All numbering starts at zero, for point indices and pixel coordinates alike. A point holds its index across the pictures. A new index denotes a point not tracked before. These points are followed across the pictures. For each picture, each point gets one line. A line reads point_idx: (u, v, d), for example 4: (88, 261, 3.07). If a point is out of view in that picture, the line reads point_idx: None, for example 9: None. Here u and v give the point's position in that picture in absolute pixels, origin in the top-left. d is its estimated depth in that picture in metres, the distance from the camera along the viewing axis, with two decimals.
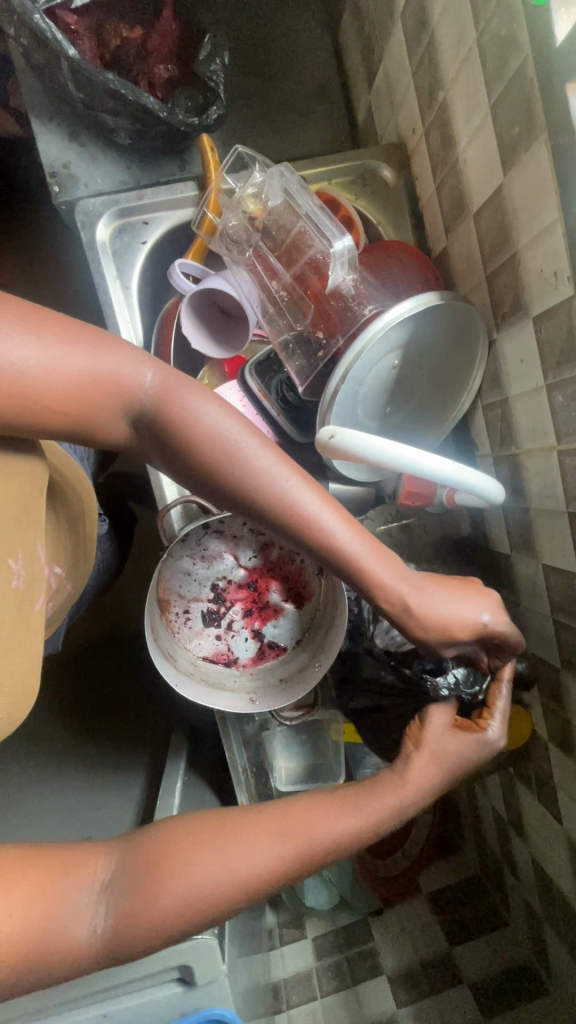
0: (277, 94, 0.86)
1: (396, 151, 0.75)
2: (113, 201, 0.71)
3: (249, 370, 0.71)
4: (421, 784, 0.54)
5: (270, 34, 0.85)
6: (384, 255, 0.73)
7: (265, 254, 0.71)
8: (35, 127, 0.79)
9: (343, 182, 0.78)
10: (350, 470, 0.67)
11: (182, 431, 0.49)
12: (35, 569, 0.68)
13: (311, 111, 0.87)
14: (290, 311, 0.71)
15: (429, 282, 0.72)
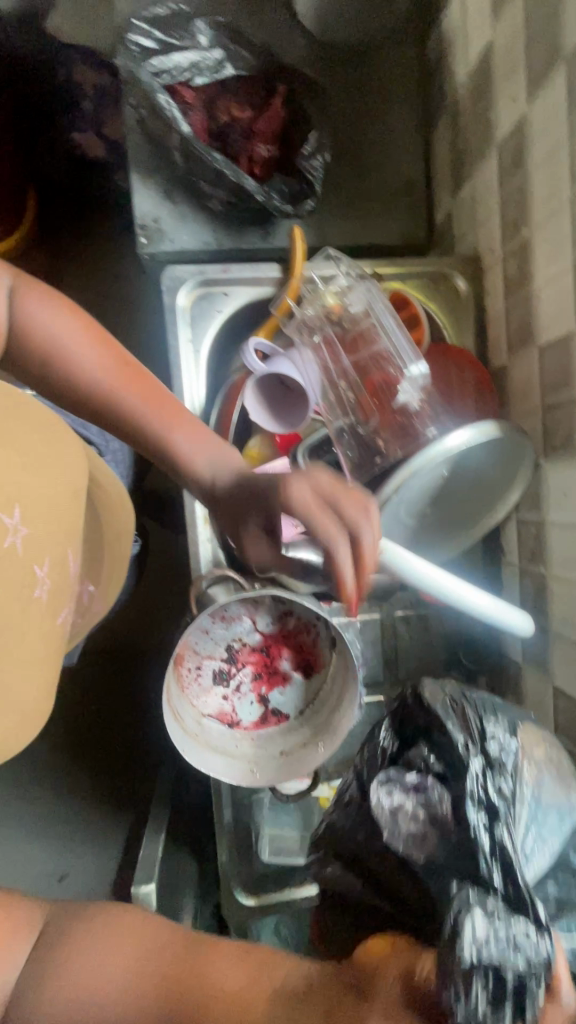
0: (364, 184, 0.90)
1: (471, 264, 0.79)
2: (199, 271, 0.75)
3: (301, 452, 0.74)
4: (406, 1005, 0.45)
5: (367, 124, 0.89)
6: (444, 361, 0.77)
7: (333, 343, 0.75)
8: (133, 180, 0.83)
9: (417, 282, 0.80)
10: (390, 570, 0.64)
11: (47, 337, 0.60)
12: (58, 582, 0.74)
13: (393, 202, 0.91)
14: (349, 402, 0.75)
15: (482, 394, 0.75)
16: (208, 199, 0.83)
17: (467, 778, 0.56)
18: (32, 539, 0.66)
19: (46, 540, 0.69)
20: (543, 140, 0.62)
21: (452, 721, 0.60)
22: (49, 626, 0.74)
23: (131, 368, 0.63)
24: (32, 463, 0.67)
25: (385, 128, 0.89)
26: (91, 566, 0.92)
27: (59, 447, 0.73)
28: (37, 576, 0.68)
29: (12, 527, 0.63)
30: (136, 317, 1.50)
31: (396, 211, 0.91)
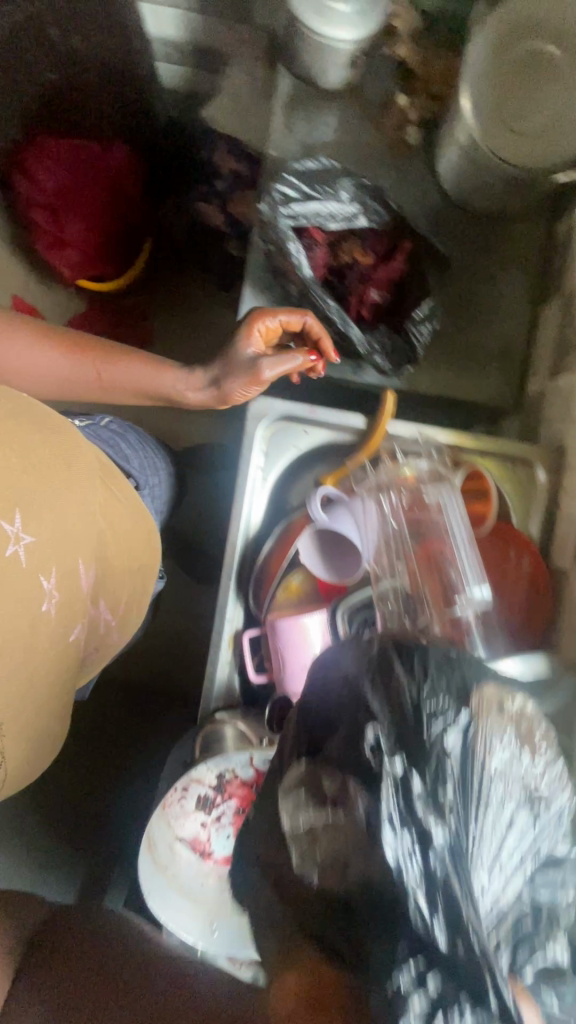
0: (465, 341, 0.90)
1: (553, 457, 0.78)
2: (286, 406, 0.76)
3: (341, 610, 0.73)
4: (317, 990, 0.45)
5: (481, 287, 0.90)
6: (504, 545, 0.76)
7: (400, 512, 0.76)
8: (245, 291, 0.86)
9: (497, 460, 0.79)
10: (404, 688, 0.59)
11: (26, 358, 0.74)
12: (69, 594, 0.74)
13: (490, 363, 0.90)
14: (400, 569, 0.75)
15: (537, 592, 0.74)
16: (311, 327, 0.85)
17: (386, 801, 0.40)
18: (36, 549, 0.68)
19: (53, 547, 0.70)
20: None
21: (383, 709, 0.43)
22: (60, 643, 0.75)
23: (83, 350, 0.78)
24: (42, 478, 0.69)
25: (499, 293, 0.90)
26: (117, 597, 0.92)
27: (68, 456, 0.75)
28: (45, 588, 0.70)
29: (13, 536, 0.65)
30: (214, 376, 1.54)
31: (491, 372, 0.90)
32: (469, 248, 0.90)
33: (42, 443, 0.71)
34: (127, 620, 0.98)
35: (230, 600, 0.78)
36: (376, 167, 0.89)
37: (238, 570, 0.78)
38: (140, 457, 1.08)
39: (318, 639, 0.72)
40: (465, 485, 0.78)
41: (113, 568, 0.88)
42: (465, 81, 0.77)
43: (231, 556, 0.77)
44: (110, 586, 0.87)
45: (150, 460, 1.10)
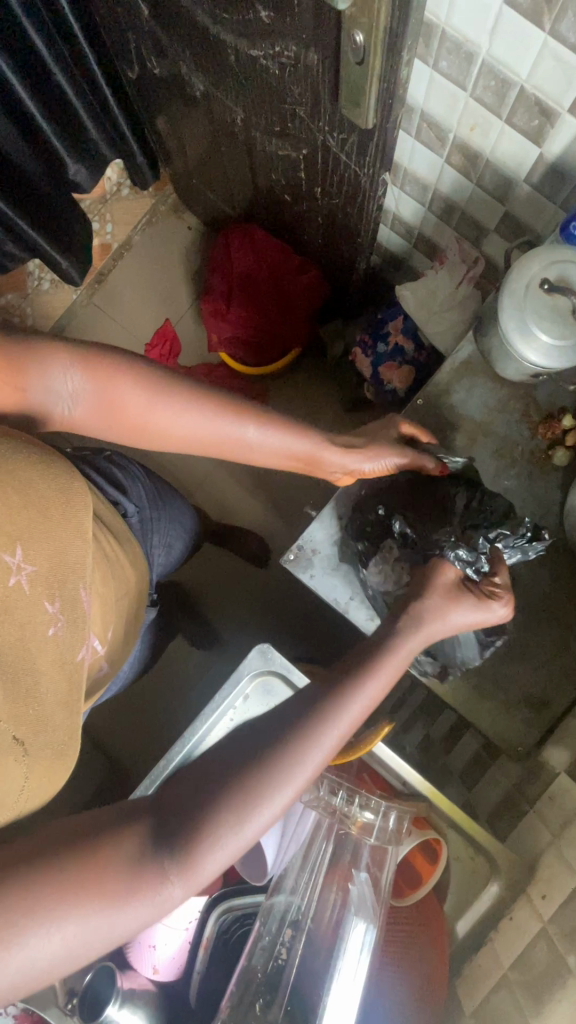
0: (506, 671, 0.84)
1: (518, 871, 0.70)
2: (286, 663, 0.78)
3: (216, 914, 0.78)
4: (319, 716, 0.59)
5: (547, 629, 0.84)
6: (415, 930, 0.69)
7: (340, 832, 0.74)
8: (319, 512, 0.89)
9: (458, 829, 0.73)
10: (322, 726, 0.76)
11: (169, 422, 0.70)
12: (79, 622, 0.63)
13: (520, 706, 0.83)
14: (301, 882, 0.72)
15: (426, 1007, 0.66)
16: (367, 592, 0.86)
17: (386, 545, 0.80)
18: (42, 578, 0.59)
19: (62, 575, 0.61)
20: None
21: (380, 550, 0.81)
22: (70, 667, 0.63)
23: (222, 409, 0.72)
24: (51, 518, 0.60)
25: (564, 646, 0.83)
26: (108, 623, 0.79)
27: (57, 498, 0.61)
28: (49, 613, 0.59)
29: (12, 567, 0.56)
30: (292, 494, 1.54)
31: (516, 715, 0.82)
32: (556, 586, 0.84)
33: (50, 488, 0.61)
34: (116, 655, 0.85)
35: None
36: (509, 465, 0.86)
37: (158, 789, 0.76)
38: (139, 491, 0.99)
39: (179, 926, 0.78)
40: (419, 852, 0.72)
41: (106, 601, 0.78)
42: None
43: (161, 771, 0.76)
44: (103, 608, 0.77)
45: (154, 499, 1.02)
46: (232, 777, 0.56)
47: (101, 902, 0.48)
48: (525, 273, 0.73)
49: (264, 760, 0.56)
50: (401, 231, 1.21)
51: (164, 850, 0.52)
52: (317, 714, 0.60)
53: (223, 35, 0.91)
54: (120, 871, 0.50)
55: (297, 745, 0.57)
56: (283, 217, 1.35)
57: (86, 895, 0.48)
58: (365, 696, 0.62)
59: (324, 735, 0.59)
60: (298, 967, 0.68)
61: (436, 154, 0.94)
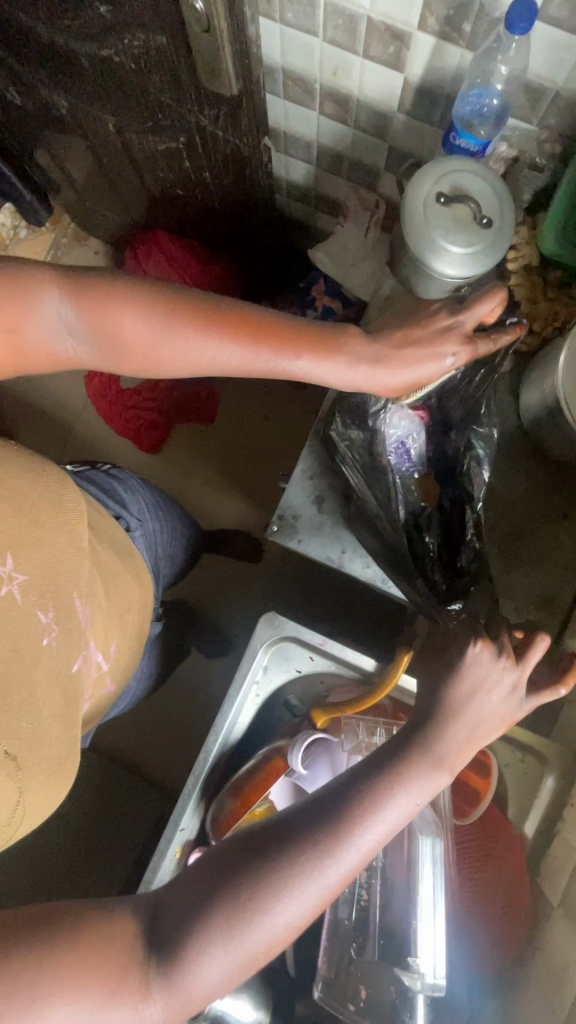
0: (510, 580, 0.85)
1: (568, 757, 0.72)
2: (298, 628, 0.74)
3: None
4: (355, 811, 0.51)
5: (536, 529, 0.85)
6: (487, 849, 0.70)
7: None
8: (292, 475, 0.89)
9: (503, 741, 0.74)
10: (349, 661, 0.74)
11: (160, 347, 0.62)
12: (75, 635, 0.64)
13: (530, 610, 0.84)
14: None
15: (511, 914, 0.68)
16: (358, 541, 0.86)
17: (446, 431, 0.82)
18: (33, 588, 0.60)
19: (54, 584, 0.62)
20: None
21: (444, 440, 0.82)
22: (65, 677, 0.63)
23: (207, 314, 0.61)
24: (42, 525, 0.61)
25: (555, 543, 0.85)
26: (110, 635, 0.78)
27: (50, 516, 0.62)
28: (43, 623, 0.60)
29: (5, 577, 0.57)
30: (268, 481, 1.55)
31: (528, 619, 0.84)
32: (533, 487, 0.86)
33: (40, 499, 0.62)
34: (121, 662, 0.84)
35: (187, 813, 0.71)
36: None
37: (207, 779, 0.72)
38: (140, 501, 0.95)
39: None
40: (469, 768, 0.73)
41: (109, 602, 0.77)
42: (566, 344, 0.73)
43: (202, 767, 0.71)
44: (102, 623, 0.75)
45: (151, 506, 0.98)
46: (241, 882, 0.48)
47: (88, 1004, 0.43)
48: (421, 189, 0.74)
49: (288, 875, 0.48)
50: (297, 195, 1.21)
51: (151, 962, 0.46)
52: (347, 824, 0.51)
53: (73, 45, 0.91)
54: (113, 965, 0.45)
55: (316, 855, 0.49)
56: (183, 212, 1.34)
57: (62, 994, 0.43)
58: (405, 799, 0.52)
59: (351, 844, 0.50)
60: (382, 909, 0.67)
61: (308, 110, 0.95)
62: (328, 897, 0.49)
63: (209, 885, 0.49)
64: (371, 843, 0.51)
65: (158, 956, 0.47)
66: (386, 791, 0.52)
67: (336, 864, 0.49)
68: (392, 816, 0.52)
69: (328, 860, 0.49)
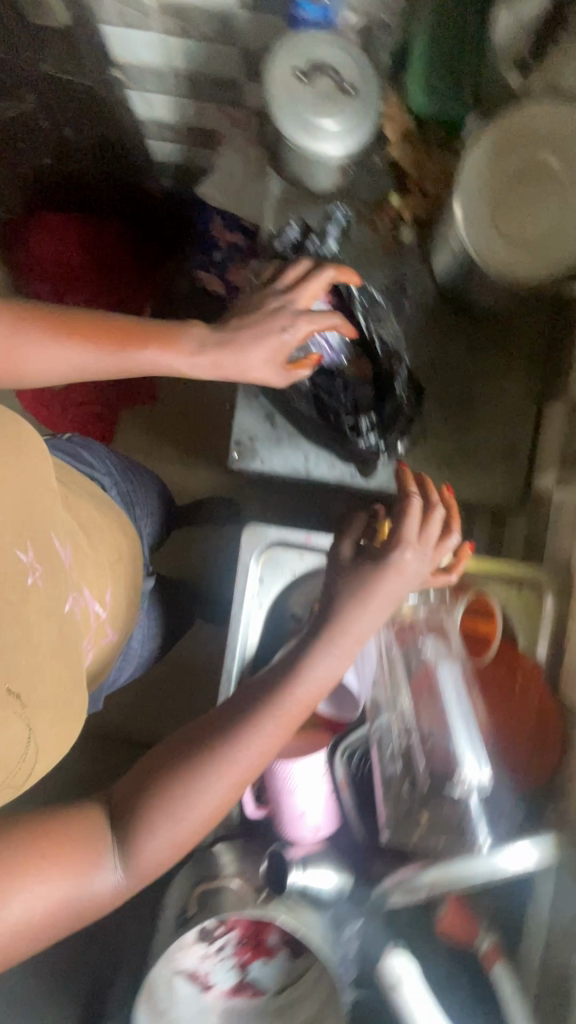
0: (468, 441, 0.88)
1: (560, 579, 0.75)
2: (282, 532, 0.75)
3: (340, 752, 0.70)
4: (285, 680, 0.56)
5: (480, 386, 0.87)
6: (509, 680, 0.73)
7: (400, 636, 0.74)
8: (238, 399, 0.88)
9: (501, 582, 0.76)
10: (339, 550, 0.75)
11: (28, 361, 0.56)
12: (54, 571, 0.65)
13: (492, 465, 0.88)
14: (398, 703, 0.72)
15: (543, 731, 0.72)
16: (318, 444, 0.87)
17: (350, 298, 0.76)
18: (8, 524, 0.59)
19: (28, 522, 0.62)
20: None
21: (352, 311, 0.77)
22: (58, 616, 0.65)
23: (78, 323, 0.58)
24: (6, 459, 0.60)
25: (501, 394, 0.87)
26: (103, 584, 0.81)
27: (13, 449, 0.62)
28: (25, 562, 0.60)
29: None
30: (224, 436, 1.55)
31: (493, 473, 0.88)
32: (467, 347, 0.88)
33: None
34: (119, 613, 0.87)
35: None
36: (372, 264, 0.86)
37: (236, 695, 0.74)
38: (107, 465, 0.95)
39: (316, 792, 0.68)
40: (471, 613, 0.76)
41: (93, 548, 0.78)
42: (457, 190, 0.73)
43: (226, 686, 0.74)
44: (91, 571, 0.77)
45: (118, 470, 0.98)
46: (187, 755, 0.54)
47: (60, 875, 0.48)
48: (279, 64, 0.72)
49: (229, 739, 0.54)
50: (169, 136, 1.18)
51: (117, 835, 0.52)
52: (277, 687, 0.56)
53: None
54: (88, 840, 0.51)
55: (249, 719, 0.54)
56: (60, 184, 1.29)
57: (37, 865, 0.47)
58: (329, 656, 0.57)
59: (279, 704, 0.55)
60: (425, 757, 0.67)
61: (150, 31, 0.92)
62: (257, 763, 0.54)
63: (162, 763, 0.54)
64: (300, 699, 0.56)
65: (123, 833, 0.52)
66: (310, 651, 0.57)
67: (269, 724, 0.54)
68: (317, 672, 0.57)
69: (261, 723, 0.54)
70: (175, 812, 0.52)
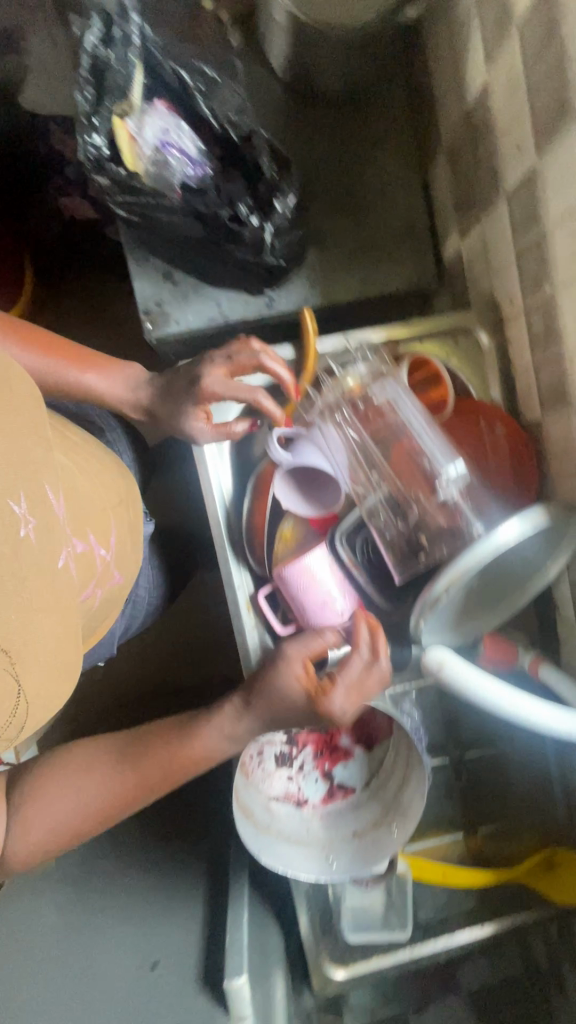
0: (367, 233, 0.87)
1: (491, 315, 0.76)
2: (214, 362, 0.74)
3: (338, 536, 0.72)
4: (165, 759, 0.66)
5: (361, 174, 0.86)
6: (474, 422, 0.74)
7: (358, 417, 0.74)
8: (133, 268, 0.85)
9: (436, 339, 0.77)
10: (275, 362, 0.75)
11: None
12: (52, 525, 0.58)
13: (399, 249, 0.87)
14: (380, 480, 0.73)
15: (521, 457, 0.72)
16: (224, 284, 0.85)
17: (187, 87, 0.70)
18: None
19: (21, 468, 0.55)
20: (562, 192, 0.57)
21: (192, 101, 0.70)
22: (58, 575, 0.58)
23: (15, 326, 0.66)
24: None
25: (384, 174, 0.86)
26: (103, 527, 0.76)
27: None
28: (19, 513, 0.54)
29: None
30: None
31: (401, 257, 0.87)
32: (335, 137, 0.85)
33: None
34: (125, 554, 0.82)
35: (234, 567, 0.77)
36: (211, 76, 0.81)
37: (229, 531, 0.77)
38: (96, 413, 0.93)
39: (328, 577, 0.70)
40: (420, 379, 0.77)
41: (80, 492, 0.72)
42: None
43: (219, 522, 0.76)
44: (89, 517, 0.73)
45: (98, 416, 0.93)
46: (96, 764, 0.65)
47: None
48: None
49: (129, 762, 0.65)
50: None
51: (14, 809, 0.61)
52: (172, 733, 0.68)
53: None
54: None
55: (150, 751, 0.66)
56: None
57: None
58: (207, 739, 0.67)
59: (168, 753, 0.66)
60: (419, 510, 0.71)
61: None
62: (145, 791, 0.65)
63: (69, 766, 0.64)
64: (178, 773, 0.66)
65: (26, 813, 0.60)
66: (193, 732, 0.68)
67: (161, 760, 0.66)
68: (192, 754, 0.67)
69: (156, 751, 0.66)
70: (75, 803, 0.62)
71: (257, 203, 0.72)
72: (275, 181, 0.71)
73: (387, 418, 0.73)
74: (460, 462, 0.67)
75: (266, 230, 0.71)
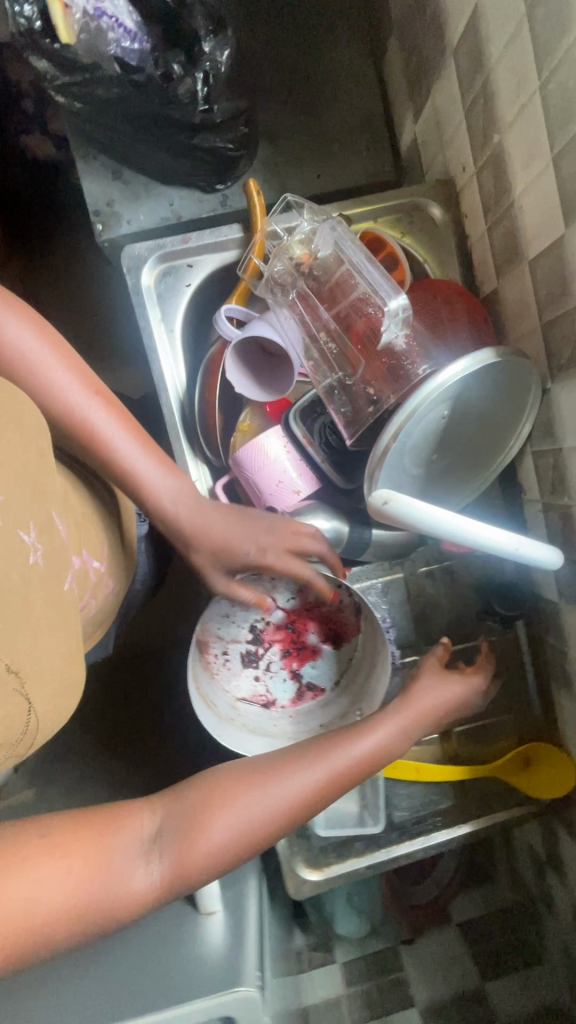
0: (321, 123, 0.84)
1: (446, 190, 0.73)
2: (159, 246, 0.72)
3: (293, 415, 0.71)
4: (347, 749, 0.58)
5: (312, 63, 0.83)
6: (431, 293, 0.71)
7: (310, 296, 0.71)
8: (80, 168, 0.82)
9: (388, 220, 0.76)
10: (223, 244, 0.73)
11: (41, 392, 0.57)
12: (55, 547, 0.57)
13: (355, 141, 0.84)
14: (336, 361, 0.71)
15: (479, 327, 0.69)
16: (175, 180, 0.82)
17: None
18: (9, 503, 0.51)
19: (29, 495, 0.54)
20: (501, 22, 0.55)
21: None
22: (59, 593, 0.56)
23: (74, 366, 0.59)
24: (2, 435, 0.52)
25: (336, 62, 0.84)
26: (98, 543, 0.71)
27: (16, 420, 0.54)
28: (27, 541, 0.52)
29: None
30: None
31: (357, 149, 0.84)
32: (283, 27, 0.83)
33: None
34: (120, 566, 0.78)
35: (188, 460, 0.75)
36: None
37: (183, 424, 0.75)
38: None
39: (281, 454, 0.69)
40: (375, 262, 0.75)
41: (81, 513, 0.68)
42: None
43: (170, 414, 0.74)
44: (83, 532, 0.67)
45: None
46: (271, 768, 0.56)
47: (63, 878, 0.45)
48: None
49: (311, 757, 0.57)
50: None
51: (151, 857, 0.49)
52: (355, 729, 0.60)
53: None
54: (110, 824, 0.49)
55: (328, 745, 0.58)
56: None
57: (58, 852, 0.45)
58: (388, 730, 0.61)
59: (351, 743, 0.59)
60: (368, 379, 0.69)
61: None
62: (333, 786, 0.56)
63: (232, 784, 0.54)
64: (368, 755, 0.59)
65: (162, 848, 0.50)
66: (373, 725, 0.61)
67: (344, 750, 0.58)
68: (373, 742, 0.59)
69: (341, 745, 0.58)
70: (237, 822, 0.52)
71: (188, 58, 0.72)
72: (210, 36, 0.71)
73: (344, 293, 0.69)
74: (402, 295, 0.62)
75: (203, 82, 0.72)
